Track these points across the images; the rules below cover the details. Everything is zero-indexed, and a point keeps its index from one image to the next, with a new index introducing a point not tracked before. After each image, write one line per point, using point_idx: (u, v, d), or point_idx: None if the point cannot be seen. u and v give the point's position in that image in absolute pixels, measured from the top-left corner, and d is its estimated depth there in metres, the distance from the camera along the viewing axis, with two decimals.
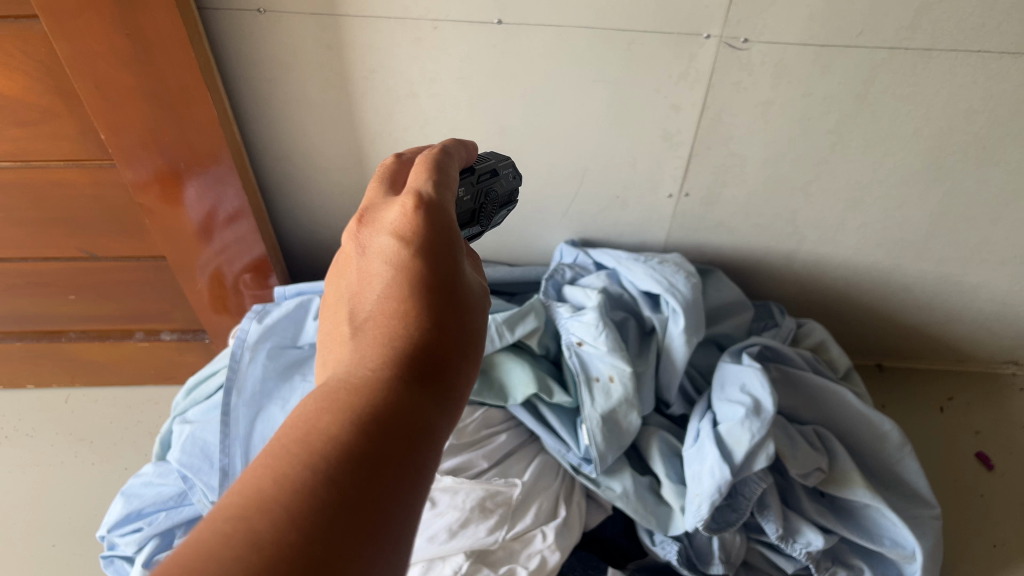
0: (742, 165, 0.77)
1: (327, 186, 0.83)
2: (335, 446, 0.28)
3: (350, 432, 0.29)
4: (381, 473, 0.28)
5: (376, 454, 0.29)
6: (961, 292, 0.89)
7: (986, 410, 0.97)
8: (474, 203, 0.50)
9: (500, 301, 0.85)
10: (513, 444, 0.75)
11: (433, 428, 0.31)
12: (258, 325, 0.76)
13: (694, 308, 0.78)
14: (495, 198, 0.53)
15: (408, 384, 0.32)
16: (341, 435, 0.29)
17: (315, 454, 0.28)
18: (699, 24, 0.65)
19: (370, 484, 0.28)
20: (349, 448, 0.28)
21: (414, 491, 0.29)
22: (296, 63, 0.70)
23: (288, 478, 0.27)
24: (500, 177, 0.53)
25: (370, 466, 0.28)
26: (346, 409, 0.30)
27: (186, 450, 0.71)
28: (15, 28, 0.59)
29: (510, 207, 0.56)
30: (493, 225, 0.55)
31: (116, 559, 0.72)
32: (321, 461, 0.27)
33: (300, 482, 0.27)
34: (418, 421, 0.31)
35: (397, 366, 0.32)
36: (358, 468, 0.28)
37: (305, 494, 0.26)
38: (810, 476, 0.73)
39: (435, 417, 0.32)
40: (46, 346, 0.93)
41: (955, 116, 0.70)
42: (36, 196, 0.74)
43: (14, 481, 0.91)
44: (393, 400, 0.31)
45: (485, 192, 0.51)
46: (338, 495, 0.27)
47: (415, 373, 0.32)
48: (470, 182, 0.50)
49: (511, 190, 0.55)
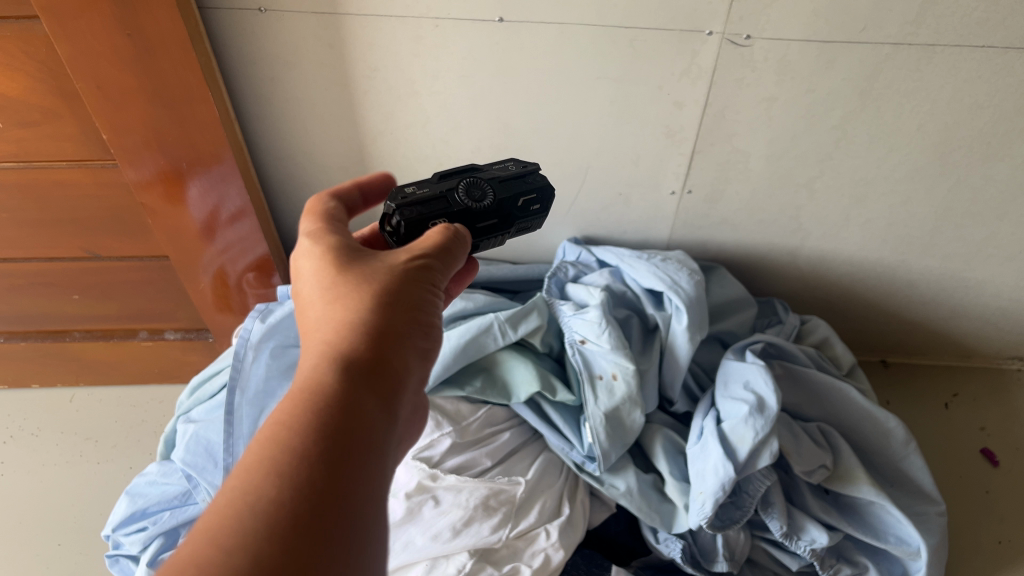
0: (746, 161, 0.77)
1: (330, 185, 0.83)
2: (272, 453, 0.31)
3: (286, 437, 0.32)
4: (318, 468, 0.31)
5: (310, 451, 0.32)
6: (966, 287, 0.89)
7: (992, 405, 0.96)
8: (459, 189, 0.49)
9: (504, 299, 0.84)
10: (516, 443, 0.75)
11: (367, 414, 0.34)
12: (262, 324, 0.75)
13: (698, 305, 0.78)
14: (490, 180, 0.51)
15: (336, 380, 0.35)
16: (279, 442, 0.32)
17: (256, 467, 0.31)
18: (702, 20, 0.65)
19: (309, 480, 0.31)
20: (287, 452, 0.31)
21: (359, 475, 0.32)
22: (298, 61, 0.70)
23: (232, 496, 0.30)
24: (488, 169, 0.53)
25: (308, 463, 0.31)
26: (277, 419, 0.33)
27: (191, 449, 0.71)
28: (17, 29, 0.60)
29: (527, 185, 0.52)
30: (509, 201, 0.50)
31: (121, 558, 0.72)
32: (262, 472, 0.30)
33: (243, 496, 0.30)
34: (349, 411, 0.34)
35: (322, 370, 0.35)
36: (297, 468, 0.31)
37: (249, 503, 0.29)
38: (815, 473, 0.73)
39: (369, 405, 0.35)
40: (51, 346, 0.93)
41: (960, 111, 0.70)
42: (39, 197, 0.74)
43: (20, 480, 0.91)
44: (320, 398, 0.34)
45: (471, 178, 0.50)
46: (276, 498, 0.30)
47: (340, 371, 0.35)
48: (443, 179, 0.50)
49: (515, 173, 0.53)
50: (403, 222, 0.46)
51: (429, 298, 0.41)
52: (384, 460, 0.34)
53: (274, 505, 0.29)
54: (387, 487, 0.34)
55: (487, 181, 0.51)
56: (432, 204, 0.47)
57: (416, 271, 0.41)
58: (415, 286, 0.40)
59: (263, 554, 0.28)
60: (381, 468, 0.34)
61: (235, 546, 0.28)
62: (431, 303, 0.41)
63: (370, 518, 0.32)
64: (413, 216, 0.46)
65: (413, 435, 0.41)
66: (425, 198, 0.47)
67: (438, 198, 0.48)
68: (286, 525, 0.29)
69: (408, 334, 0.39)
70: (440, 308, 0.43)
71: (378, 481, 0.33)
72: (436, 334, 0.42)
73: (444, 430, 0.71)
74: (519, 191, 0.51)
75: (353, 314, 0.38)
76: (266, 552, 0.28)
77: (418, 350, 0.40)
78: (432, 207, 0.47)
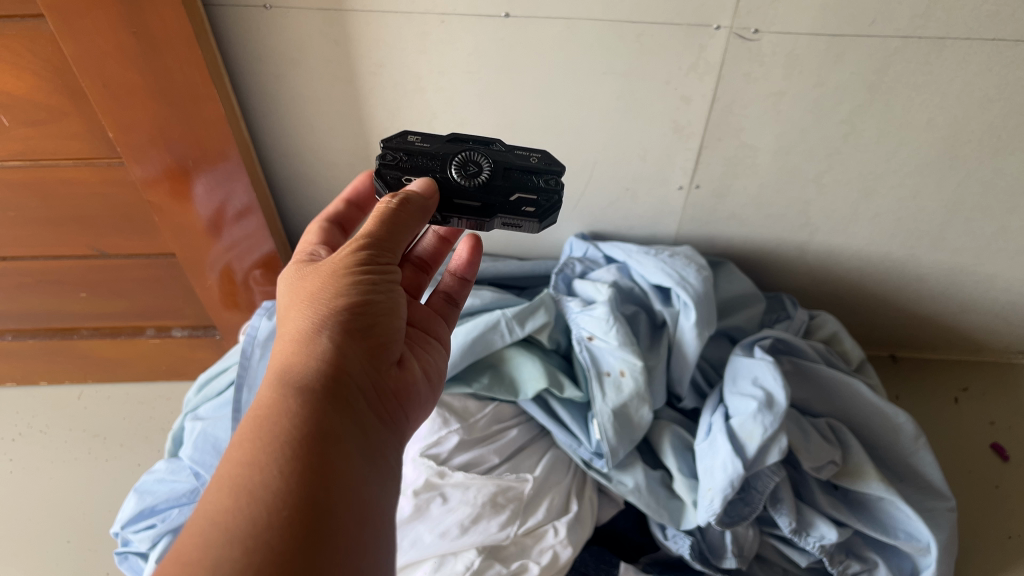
0: (754, 156, 0.76)
1: (336, 181, 0.83)
2: (231, 468, 0.34)
3: (241, 451, 0.34)
4: (271, 470, 0.33)
5: (261, 457, 0.34)
6: (975, 282, 0.89)
7: (1002, 400, 0.96)
8: (458, 159, 0.49)
9: (511, 295, 0.84)
10: (524, 439, 0.75)
11: (314, 411, 0.36)
12: (269, 321, 0.75)
13: (706, 301, 0.77)
14: (497, 163, 0.49)
15: (279, 389, 0.37)
16: (235, 456, 0.34)
17: (218, 484, 0.33)
18: (710, 14, 0.64)
19: (265, 483, 0.32)
20: (244, 463, 0.33)
21: (313, 468, 0.34)
22: (303, 57, 0.70)
23: (201, 513, 0.32)
24: (509, 150, 0.50)
25: (261, 468, 0.33)
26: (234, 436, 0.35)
27: (199, 446, 0.71)
28: (22, 28, 0.59)
29: (531, 184, 0.49)
30: (499, 192, 0.49)
31: (130, 555, 0.72)
32: (223, 486, 0.33)
33: (209, 511, 0.32)
34: (291, 411, 0.35)
35: (270, 383, 0.38)
36: (252, 476, 0.33)
37: (213, 516, 0.31)
38: (824, 469, 0.72)
39: (315, 400, 0.36)
40: (59, 343, 0.93)
41: (971, 105, 0.69)
42: (45, 195, 0.74)
43: (30, 477, 0.91)
44: (266, 408, 0.36)
45: (478, 152, 0.49)
46: (236, 509, 0.32)
47: (284, 379, 0.37)
48: (455, 142, 0.50)
49: (531, 165, 0.49)
50: (382, 167, 0.49)
51: (367, 286, 0.42)
52: (345, 449, 0.36)
53: (233, 513, 0.31)
54: (357, 474, 0.35)
55: (490, 161, 0.49)
56: (418, 160, 0.49)
57: (350, 266, 0.43)
58: (351, 279, 0.42)
59: (224, 560, 0.29)
60: (341, 457, 0.35)
61: (199, 557, 0.30)
62: (371, 290, 0.42)
63: (337, 507, 0.33)
64: (393, 160, 0.49)
65: (397, 420, 0.42)
66: (419, 152, 0.49)
67: (429, 158, 0.49)
68: (245, 528, 0.31)
69: (349, 325, 0.40)
70: (389, 290, 0.43)
71: (340, 469, 0.35)
72: (388, 317, 0.43)
73: (451, 427, 0.70)
74: (517, 187, 0.49)
75: (296, 325, 0.41)
76: (228, 557, 0.30)
77: (365, 338, 0.41)
78: (416, 164, 0.49)
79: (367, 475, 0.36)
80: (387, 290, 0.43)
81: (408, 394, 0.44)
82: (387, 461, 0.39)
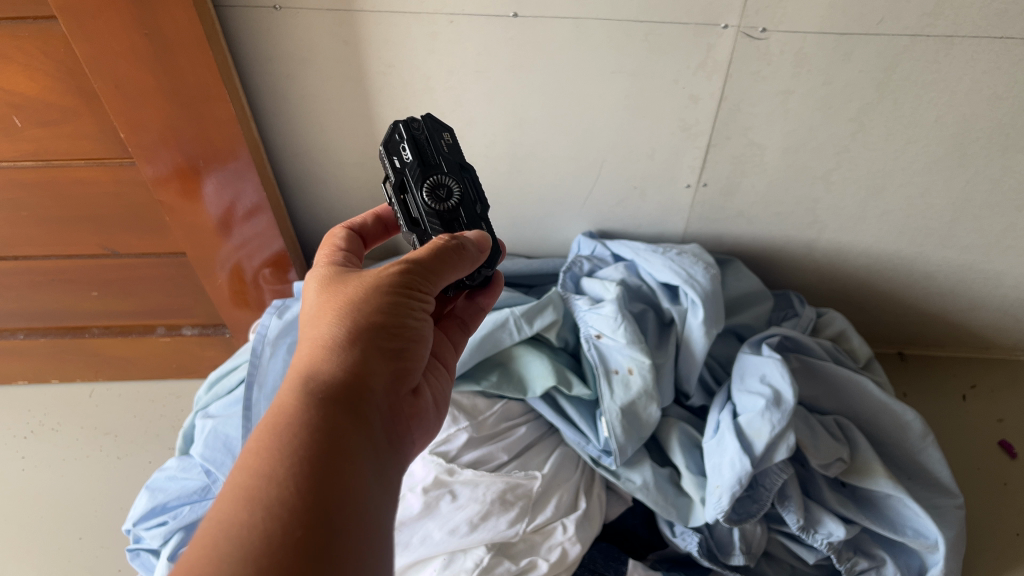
0: (762, 154, 0.77)
1: (345, 180, 0.84)
2: (246, 478, 0.33)
3: (257, 461, 0.34)
4: (288, 483, 0.33)
5: (278, 469, 0.33)
6: (983, 280, 0.89)
7: (1009, 397, 0.96)
8: (442, 176, 0.50)
9: (520, 294, 0.85)
10: (533, 437, 0.75)
11: (337, 427, 0.36)
12: (279, 319, 0.75)
13: (714, 298, 0.78)
14: (463, 213, 0.51)
15: (303, 398, 0.36)
16: (252, 465, 0.34)
17: (231, 494, 0.32)
18: (718, 14, 0.64)
19: (281, 497, 0.32)
20: (260, 473, 0.33)
21: (328, 486, 0.33)
22: (313, 57, 0.70)
23: (213, 522, 0.31)
24: (483, 219, 0.52)
25: (276, 481, 0.33)
26: (250, 441, 0.35)
27: (209, 444, 0.72)
28: (35, 29, 0.60)
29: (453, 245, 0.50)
30: (429, 221, 0.49)
31: (142, 552, 0.72)
32: (237, 497, 0.32)
33: (221, 521, 0.31)
34: (314, 424, 0.35)
35: (292, 388, 0.37)
36: (267, 489, 0.32)
37: (227, 527, 0.31)
38: (832, 466, 0.73)
39: (337, 417, 0.36)
40: (70, 342, 0.94)
41: (979, 103, 0.69)
42: (57, 195, 0.75)
43: (42, 474, 0.92)
44: (290, 417, 0.35)
45: (464, 188, 0.51)
46: (250, 521, 0.31)
47: (309, 387, 0.37)
48: (462, 170, 0.52)
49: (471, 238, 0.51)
50: (407, 124, 0.52)
51: (407, 310, 0.42)
52: (361, 470, 0.35)
53: (247, 527, 0.31)
54: (372, 495, 0.35)
55: (459, 206, 0.51)
56: (424, 145, 0.51)
57: (393, 282, 0.42)
58: (391, 296, 0.42)
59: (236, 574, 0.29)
60: (358, 477, 0.35)
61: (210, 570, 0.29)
62: (409, 315, 0.42)
63: (350, 528, 0.33)
64: (411, 134, 0.51)
65: (409, 443, 0.42)
66: (434, 144, 0.51)
67: (433, 155, 0.51)
68: (259, 545, 0.30)
69: (381, 344, 0.41)
70: (423, 316, 0.44)
71: (357, 490, 0.34)
72: (417, 342, 0.43)
73: (460, 425, 0.71)
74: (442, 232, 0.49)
75: (327, 332, 0.40)
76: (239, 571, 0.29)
77: (393, 358, 0.41)
78: (421, 145, 0.51)
79: (380, 496, 0.36)
80: (421, 318, 0.43)
81: (420, 419, 0.44)
82: (395, 479, 0.39)
